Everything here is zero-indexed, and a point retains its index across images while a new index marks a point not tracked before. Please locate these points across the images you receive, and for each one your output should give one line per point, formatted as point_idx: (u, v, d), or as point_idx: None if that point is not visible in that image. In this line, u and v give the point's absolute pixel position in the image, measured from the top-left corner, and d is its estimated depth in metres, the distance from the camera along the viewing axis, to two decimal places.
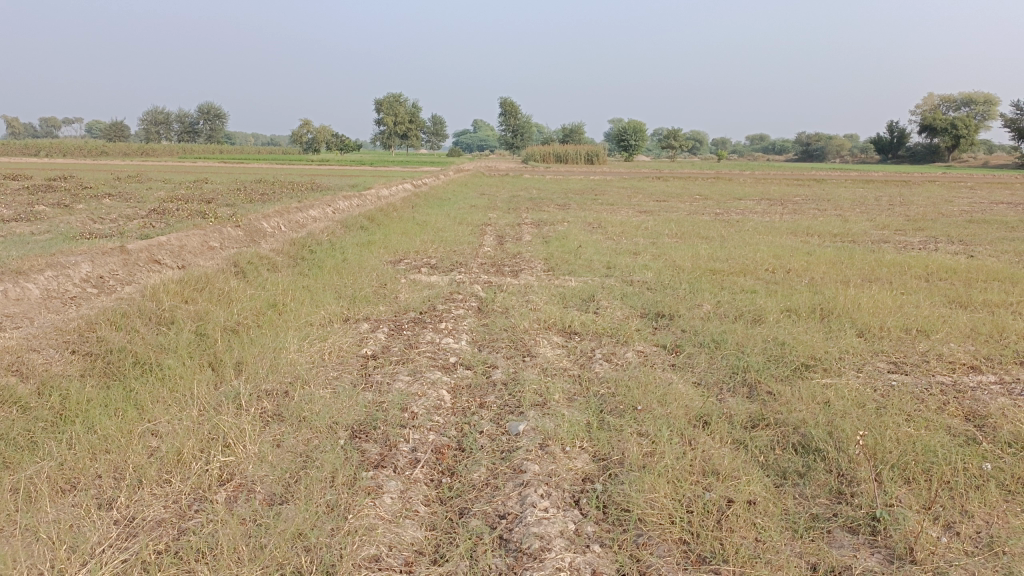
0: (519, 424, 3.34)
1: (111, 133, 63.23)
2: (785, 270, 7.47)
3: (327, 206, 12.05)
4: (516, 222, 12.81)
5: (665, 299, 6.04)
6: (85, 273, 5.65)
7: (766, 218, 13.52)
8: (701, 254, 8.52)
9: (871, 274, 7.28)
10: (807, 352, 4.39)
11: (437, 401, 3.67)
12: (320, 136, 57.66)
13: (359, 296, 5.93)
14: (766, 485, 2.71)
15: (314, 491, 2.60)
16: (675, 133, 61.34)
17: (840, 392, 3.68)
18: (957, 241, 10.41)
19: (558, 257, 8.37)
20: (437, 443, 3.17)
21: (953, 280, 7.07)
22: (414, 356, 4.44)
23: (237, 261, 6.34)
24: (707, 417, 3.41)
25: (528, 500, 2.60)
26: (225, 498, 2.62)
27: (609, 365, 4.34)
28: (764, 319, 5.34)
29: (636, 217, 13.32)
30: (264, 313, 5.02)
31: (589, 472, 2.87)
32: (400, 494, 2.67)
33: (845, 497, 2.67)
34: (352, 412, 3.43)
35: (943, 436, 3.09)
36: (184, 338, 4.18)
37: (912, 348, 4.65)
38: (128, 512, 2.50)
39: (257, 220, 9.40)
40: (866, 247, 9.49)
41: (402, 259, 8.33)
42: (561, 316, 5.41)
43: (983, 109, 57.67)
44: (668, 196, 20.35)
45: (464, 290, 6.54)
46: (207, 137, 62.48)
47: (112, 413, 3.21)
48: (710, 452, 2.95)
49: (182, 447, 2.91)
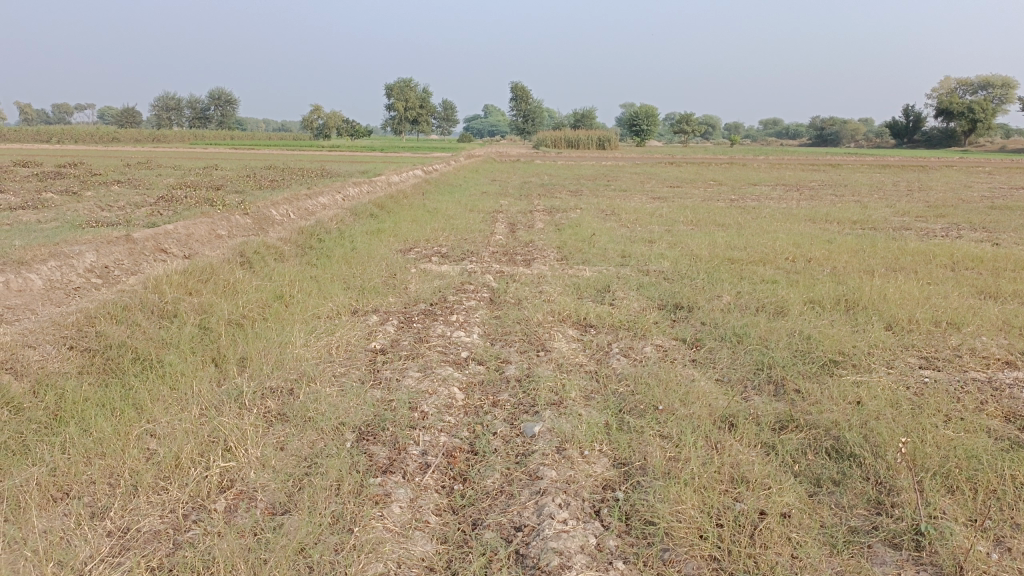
0: (534, 425, 3.18)
1: (122, 119, 63.31)
2: (806, 259, 7.25)
3: (336, 193, 11.90)
4: (528, 209, 12.63)
5: (683, 290, 5.85)
6: (89, 264, 5.52)
7: (783, 205, 13.30)
8: (718, 242, 8.33)
9: (895, 263, 7.05)
10: (834, 348, 4.20)
11: (448, 400, 3.50)
12: (330, 122, 57.43)
13: (368, 287, 5.78)
14: (800, 495, 2.54)
15: (318, 501, 2.45)
16: (688, 118, 60.78)
17: (872, 391, 3.49)
18: (979, 228, 10.15)
19: (572, 245, 8.21)
20: (448, 445, 3.01)
21: (980, 269, 6.85)
22: (424, 350, 4.28)
23: (243, 250, 6.18)
24: (733, 419, 3.23)
25: (545, 511, 2.45)
26: (225, 507, 2.48)
27: (626, 360, 4.17)
28: (787, 312, 5.15)
29: (650, 204, 13.12)
30: (270, 305, 4.87)
31: (609, 479, 2.71)
32: (410, 503, 2.52)
33: (885, 508, 2.50)
34: (359, 411, 3.27)
35: (985, 440, 2.90)
36: (187, 332, 4.04)
37: (943, 342, 4.44)
38: (122, 522, 2.35)
39: (266, 208, 9.25)
40: (887, 235, 9.26)
41: (412, 248, 8.18)
42: (576, 308, 5.23)
43: (1000, 92, 56.77)
44: (681, 181, 20.08)
45: (475, 280, 6.38)
46: (218, 123, 62.47)
47: (109, 413, 3.07)
48: (737, 458, 2.78)
49: (180, 451, 2.77)
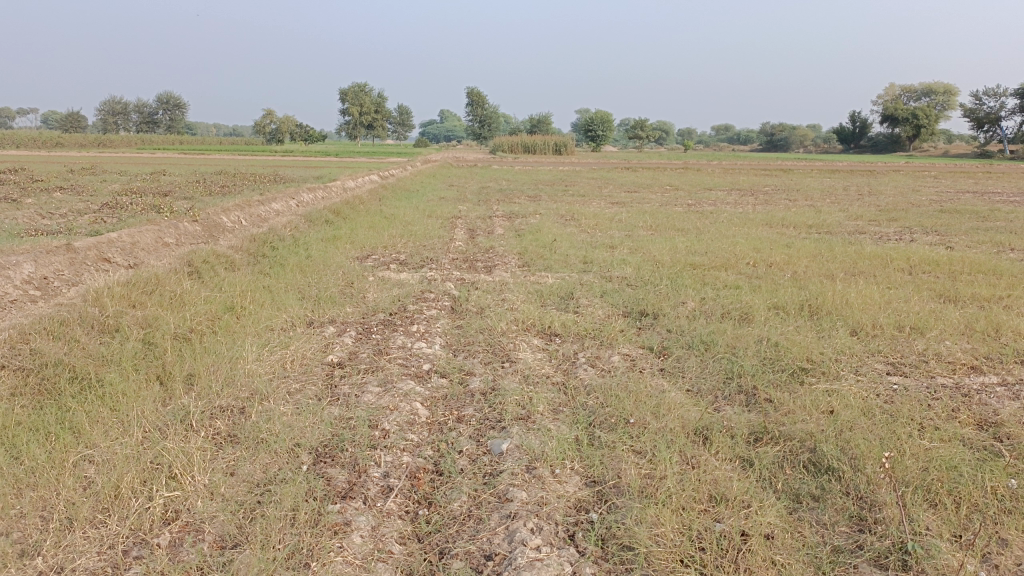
0: (501, 442, 3.04)
1: (66, 123, 61.41)
2: (766, 264, 7.25)
3: (290, 198, 11.61)
4: (487, 215, 12.49)
5: (647, 297, 5.76)
6: (27, 275, 5.21)
7: (739, 210, 13.40)
8: (679, 247, 8.29)
9: (854, 267, 7.08)
10: (803, 355, 4.14)
11: (410, 416, 3.33)
12: (283, 127, 56.45)
13: (324, 296, 5.57)
14: (781, 513, 2.44)
15: (272, 532, 2.28)
16: (642, 124, 61.38)
17: (844, 400, 3.42)
18: (931, 231, 10.33)
19: (533, 251, 8.09)
20: (412, 465, 2.85)
21: (937, 273, 6.91)
22: (384, 363, 4.11)
23: (191, 259, 5.90)
24: (707, 432, 3.13)
25: (517, 537, 2.30)
26: (170, 543, 2.28)
27: (594, 370, 4.05)
28: (752, 318, 5.09)
29: (608, 209, 13.08)
30: (219, 317, 4.64)
31: (582, 499, 2.58)
32: (372, 532, 2.36)
33: (867, 525, 2.41)
34: (316, 431, 3.09)
35: (963, 451, 2.85)
36: (130, 348, 3.80)
37: (910, 348, 4.41)
38: (55, 561, 2.15)
39: (217, 214, 8.94)
40: (844, 239, 9.33)
41: (369, 255, 7.97)
42: (540, 316, 5.09)
43: (943, 98, 58.43)
44: (638, 187, 20.14)
45: (436, 288, 6.21)
46: (167, 128, 61.04)
47: (43, 439, 2.85)
48: (714, 474, 2.67)
49: (120, 480, 2.55)
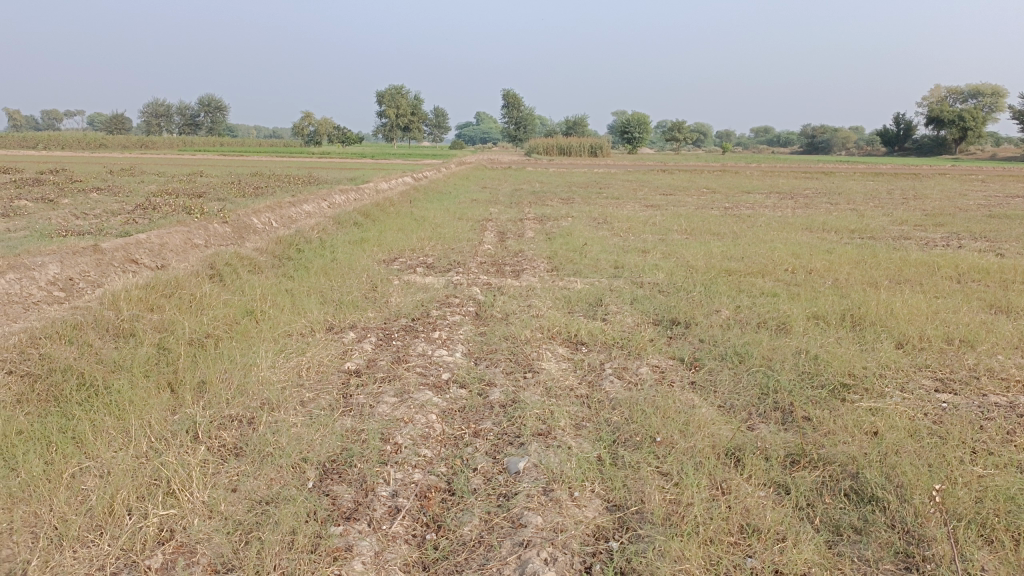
0: (518, 460, 2.87)
1: (111, 125, 62.79)
2: (806, 270, 6.97)
3: (322, 200, 11.58)
4: (519, 217, 12.33)
5: (679, 304, 5.53)
6: (52, 275, 5.18)
7: (778, 213, 13.07)
8: (714, 252, 8.03)
9: (899, 275, 6.77)
10: (844, 370, 3.90)
11: (425, 430, 3.17)
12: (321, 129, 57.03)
13: (346, 301, 5.45)
14: (819, 547, 2.24)
15: (266, 557, 2.14)
16: (679, 126, 60.68)
17: (888, 419, 3.18)
18: (980, 237, 9.91)
19: (564, 255, 7.91)
20: (423, 484, 2.70)
21: (987, 281, 6.58)
22: (402, 371, 3.96)
23: (215, 261, 5.83)
24: (739, 452, 2.92)
25: (529, 568, 2.13)
26: (161, 565, 2.16)
27: (620, 383, 3.85)
28: (790, 329, 4.84)
29: (644, 212, 12.85)
30: (238, 322, 4.55)
31: (602, 525, 2.40)
32: (375, 557, 2.21)
33: (915, 563, 2.20)
34: (325, 445, 2.95)
35: (1020, 480, 2.60)
36: (142, 352, 3.71)
37: (959, 363, 4.14)
38: None
39: (246, 216, 8.90)
40: (888, 245, 8.98)
41: (396, 258, 7.86)
42: (567, 324, 4.91)
43: (991, 100, 56.80)
44: (674, 189, 19.83)
45: (461, 292, 6.06)
46: (208, 130, 62.10)
47: (43, 449, 2.74)
48: (745, 502, 2.47)
49: (115, 496, 2.43)
